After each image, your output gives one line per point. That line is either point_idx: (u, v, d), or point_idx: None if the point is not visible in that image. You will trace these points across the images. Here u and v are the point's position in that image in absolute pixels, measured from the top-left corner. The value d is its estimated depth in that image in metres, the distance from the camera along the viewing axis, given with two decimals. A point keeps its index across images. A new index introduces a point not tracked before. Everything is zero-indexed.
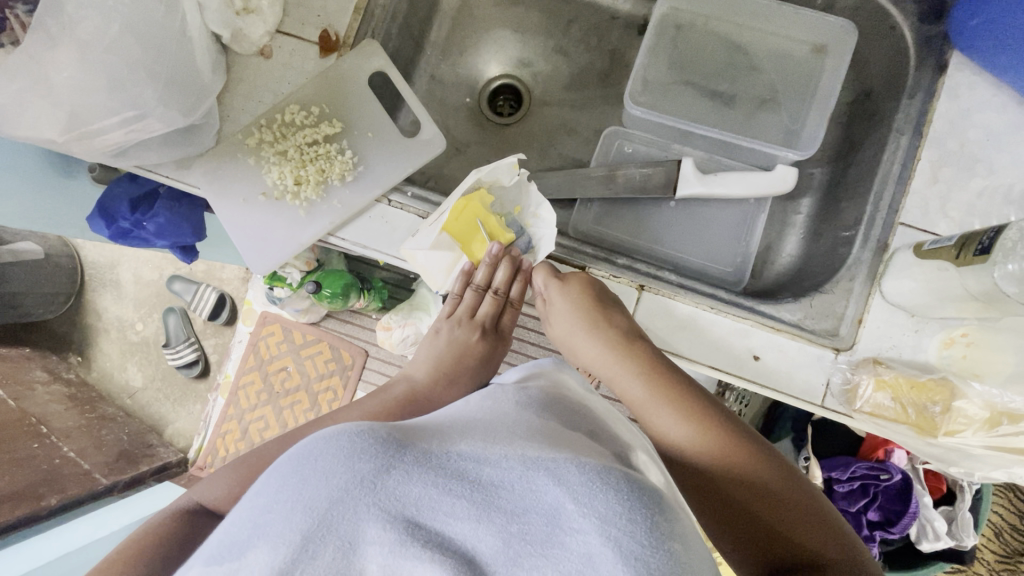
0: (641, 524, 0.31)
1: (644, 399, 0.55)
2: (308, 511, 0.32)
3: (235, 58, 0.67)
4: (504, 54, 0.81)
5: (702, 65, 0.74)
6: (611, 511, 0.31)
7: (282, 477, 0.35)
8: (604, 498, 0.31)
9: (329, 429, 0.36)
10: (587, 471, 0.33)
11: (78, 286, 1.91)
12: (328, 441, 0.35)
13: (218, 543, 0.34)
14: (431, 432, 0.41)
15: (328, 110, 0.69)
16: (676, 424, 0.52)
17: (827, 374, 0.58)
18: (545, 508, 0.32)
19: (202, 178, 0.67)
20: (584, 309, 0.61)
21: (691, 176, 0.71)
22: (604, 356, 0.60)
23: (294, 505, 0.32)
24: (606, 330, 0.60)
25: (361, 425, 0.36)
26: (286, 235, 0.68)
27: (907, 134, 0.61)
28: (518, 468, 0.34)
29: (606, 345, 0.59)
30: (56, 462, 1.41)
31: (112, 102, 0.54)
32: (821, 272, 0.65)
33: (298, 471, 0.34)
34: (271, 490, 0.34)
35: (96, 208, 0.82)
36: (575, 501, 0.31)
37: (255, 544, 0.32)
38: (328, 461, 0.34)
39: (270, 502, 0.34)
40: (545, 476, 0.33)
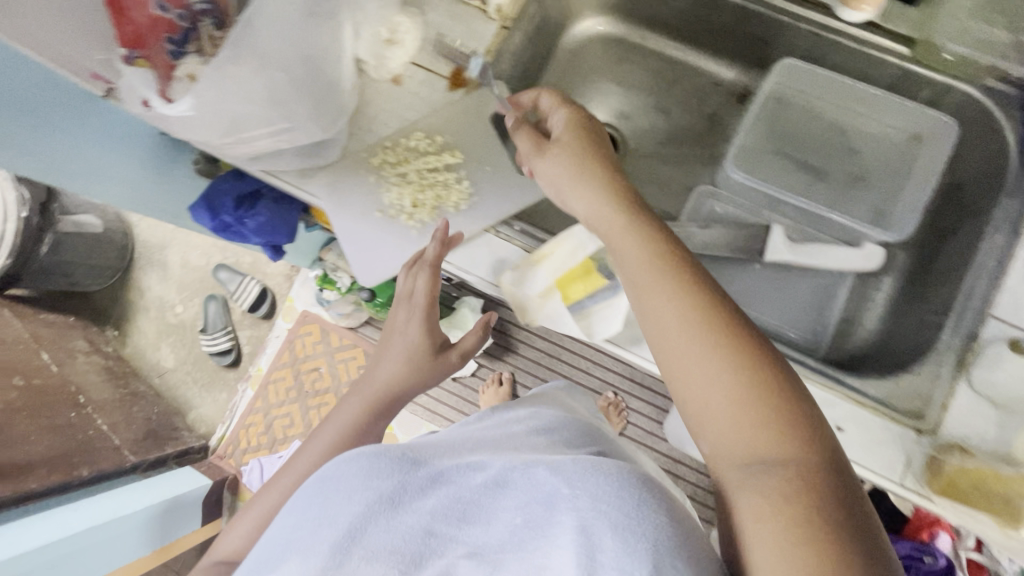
0: (636, 507, 0.39)
1: (687, 346, 0.46)
2: (332, 525, 0.44)
3: (368, 81, 0.71)
4: (606, 104, 0.85)
5: (800, 139, 0.78)
6: (602, 493, 0.40)
7: (307, 498, 0.48)
8: (594, 483, 0.41)
9: (343, 455, 0.49)
10: (580, 465, 0.43)
11: (127, 262, 1.95)
12: (350, 463, 0.48)
13: (260, 552, 0.48)
14: (437, 450, 0.54)
15: (449, 140, 0.71)
16: (716, 390, 0.44)
17: (908, 454, 0.59)
18: (543, 497, 0.43)
19: (322, 189, 0.69)
20: (659, 260, 0.50)
21: (780, 244, 0.74)
22: (674, 317, 0.47)
23: (325, 518, 0.45)
24: (686, 292, 0.48)
25: (376, 448, 0.49)
26: (394, 253, 0.70)
27: (1002, 233, 0.63)
28: (518, 470, 0.46)
29: (679, 302, 0.47)
30: (89, 433, 1.43)
31: (269, 113, 0.59)
32: (905, 352, 0.67)
33: (321, 492, 0.47)
34: (297, 514, 0.47)
35: (200, 199, 0.85)
36: (570, 486, 0.42)
37: (288, 558, 0.43)
38: (351, 482, 0.46)
39: (299, 521, 0.46)
40: (542, 471, 0.44)
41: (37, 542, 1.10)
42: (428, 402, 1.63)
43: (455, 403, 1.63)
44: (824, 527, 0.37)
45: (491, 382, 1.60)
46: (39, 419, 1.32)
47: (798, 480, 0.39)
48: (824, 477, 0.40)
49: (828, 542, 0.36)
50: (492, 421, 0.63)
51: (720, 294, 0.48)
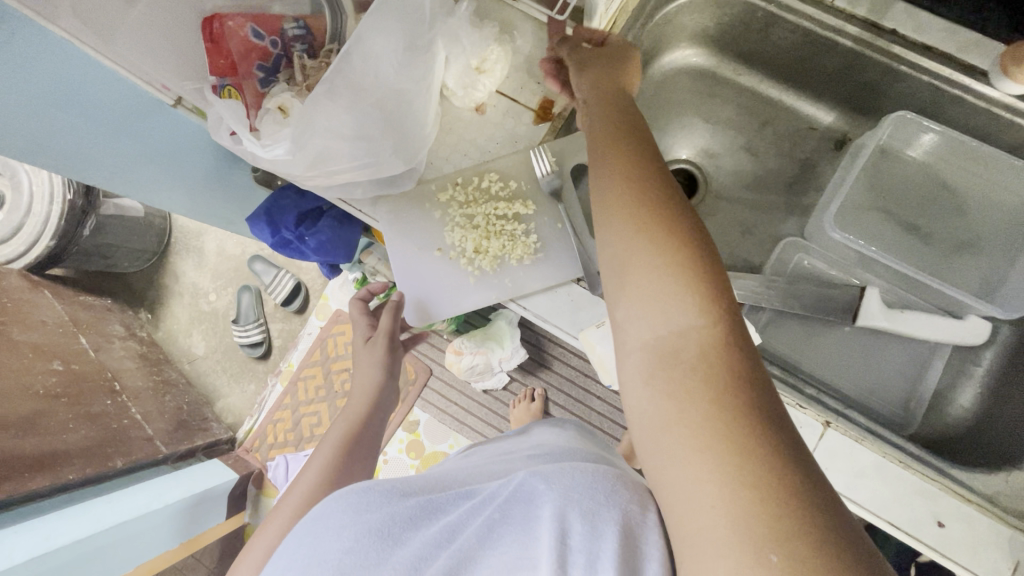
0: (602, 491, 0.37)
1: (627, 227, 0.41)
2: (322, 564, 0.39)
3: (449, 109, 0.67)
4: (690, 140, 0.80)
5: (903, 197, 0.73)
6: (576, 483, 0.37)
7: (301, 540, 0.43)
8: (569, 477, 0.38)
9: (333, 495, 0.45)
10: (557, 466, 0.40)
11: (164, 246, 1.95)
12: (341, 501, 0.44)
13: None
14: (428, 483, 0.48)
15: (523, 186, 0.66)
16: (651, 272, 0.39)
17: (1014, 557, 0.56)
18: (514, 491, 0.39)
19: (386, 216, 0.66)
20: (647, 186, 0.42)
21: (876, 309, 0.69)
22: (649, 259, 0.39)
23: (313, 561, 0.40)
24: (661, 224, 0.40)
25: (368, 483, 0.45)
26: (448, 297, 0.66)
27: None
28: (497, 484, 0.41)
29: (656, 241, 0.39)
30: (124, 423, 1.43)
31: (355, 149, 0.55)
32: (1011, 443, 0.62)
33: (313, 532, 0.43)
34: (290, 553, 0.42)
35: (261, 213, 0.82)
36: (544, 479, 0.38)
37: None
38: (340, 520, 0.42)
39: (289, 561, 0.41)
40: (521, 474, 0.40)
41: (65, 540, 1.07)
42: (457, 411, 1.61)
43: (484, 415, 1.60)
44: (767, 473, 0.30)
45: (523, 398, 1.55)
46: (76, 407, 1.33)
47: (752, 420, 0.33)
48: (749, 413, 0.33)
49: (772, 499, 0.30)
50: (494, 451, 0.62)
51: (684, 203, 0.42)
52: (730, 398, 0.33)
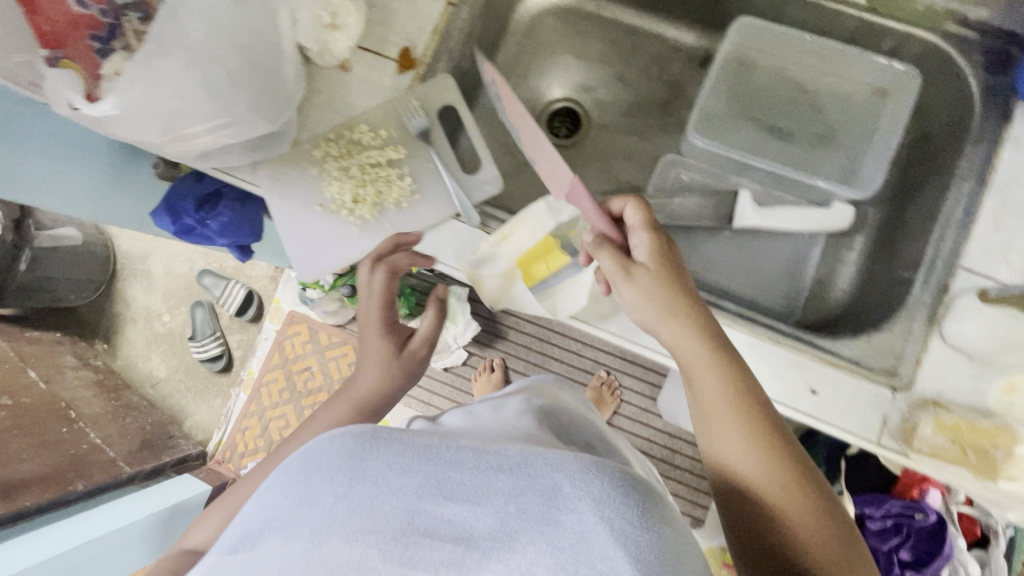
0: (633, 505, 0.32)
1: (698, 358, 0.51)
2: (315, 506, 0.33)
3: (315, 70, 0.69)
4: (567, 78, 0.83)
5: (765, 100, 0.76)
6: (605, 493, 0.32)
7: (284, 476, 0.35)
8: (596, 483, 0.32)
9: (325, 432, 0.36)
10: (581, 460, 0.33)
11: (109, 275, 1.92)
12: (332, 441, 0.35)
13: (230, 534, 0.35)
14: (433, 430, 0.41)
15: (394, 134, 0.68)
16: (717, 398, 0.50)
17: (885, 412, 0.59)
18: (542, 487, 0.32)
19: (266, 180, 0.68)
20: (688, 301, 0.52)
21: (748, 209, 0.73)
22: (704, 364, 0.50)
23: (301, 500, 0.33)
24: (707, 331, 0.51)
25: (363, 424, 0.36)
26: (335, 249, 0.68)
27: (969, 180, 0.62)
28: (518, 455, 0.35)
29: (707, 349, 0.51)
30: (83, 447, 1.42)
31: (208, 109, 0.57)
32: (877, 310, 0.66)
33: (302, 471, 0.34)
34: (278, 488, 0.35)
35: (162, 204, 0.84)
36: (569, 480, 0.32)
37: (266, 537, 0.33)
38: (331, 462, 0.34)
39: (278, 498, 0.34)
40: (541, 460, 0.34)
41: (30, 563, 1.05)
42: (422, 393, 1.55)
43: (448, 392, 1.55)
44: (820, 545, 0.45)
45: (482, 370, 1.52)
46: (29, 436, 1.32)
47: (812, 509, 0.46)
48: (803, 500, 0.46)
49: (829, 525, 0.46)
50: (486, 407, 0.58)
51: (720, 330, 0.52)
52: (798, 488, 0.46)
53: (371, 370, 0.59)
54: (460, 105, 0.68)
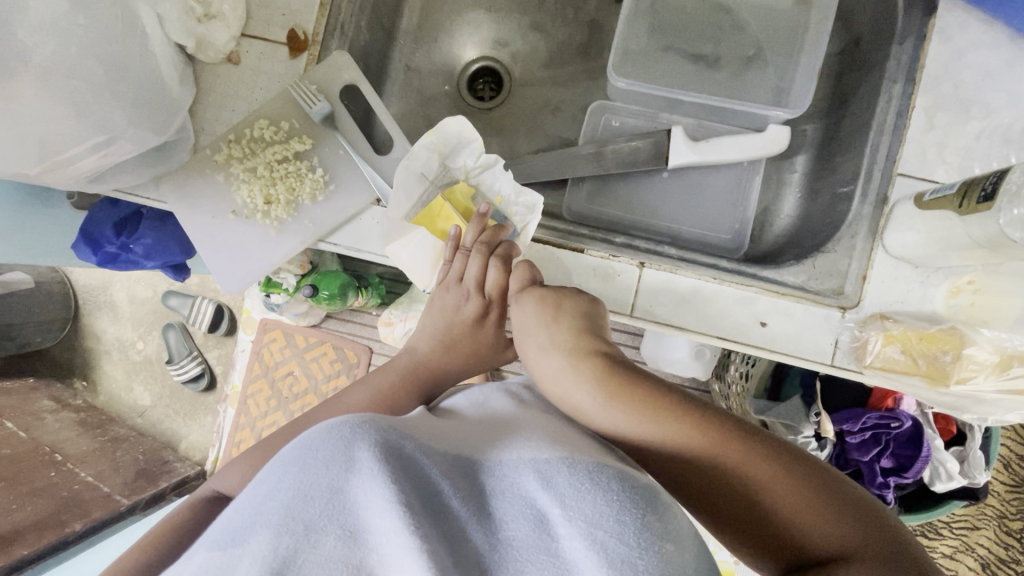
0: (627, 523, 0.33)
1: (559, 370, 0.49)
2: (311, 500, 0.33)
3: (202, 67, 0.64)
4: (479, 36, 0.80)
5: (683, 30, 0.73)
6: (596, 512, 0.34)
7: (286, 465, 0.36)
8: (591, 500, 0.34)
9: (323, 422, 0.37)
10: (576, 473, 0.36)
11: (73, 310, 1.74)
12: (332, 433, 0.36)
13: (224, 522, 0.35)
14: (433, 431, 0.43)
15: (298, 124, 0.65)
16: (587, 396, 0.47)
17: (835, 334, 0.57)
18: (534, 512, 0.35)
19: (170, 194, 0.64)
20: (563, 327, 0.51)
21: (682, 145, 0.69)
22: (585, 390, 0.47)
23: (298, 493, 0.34)
24: (591, 356, 0.49)
25: (363, 416, 0.37)
26: (259, 254, 0.66)
27: (899, 82, 0.60)
28: (513, 477, 0.38)
29: (592, 384, 0.47)
30: (75, 488, 1.35)
31: (79, 128, 0.52)
32: (820, 231, 0.64)
33: (301, 461, 0.35)
34: (274, 479, 0.35)
35: (79, 235, 0.80)
36: (561, 506, 0.35)
37: (259, 530, 0.33)
38: (332, 454, 0.35)
39: (272, 489, 0.35)
40: (536, 480, 0.36)
41: None
42: None
43: None
44: (778, 472, 0.42)
45: None
46: (16, 487, 1.24)
47: (751, 444, 0.43)
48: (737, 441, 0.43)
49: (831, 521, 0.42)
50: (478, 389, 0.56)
51: (586, 314, 0.53)
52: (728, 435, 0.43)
53: (428, 342, 0.63)
54: (361, 82, 0.65)
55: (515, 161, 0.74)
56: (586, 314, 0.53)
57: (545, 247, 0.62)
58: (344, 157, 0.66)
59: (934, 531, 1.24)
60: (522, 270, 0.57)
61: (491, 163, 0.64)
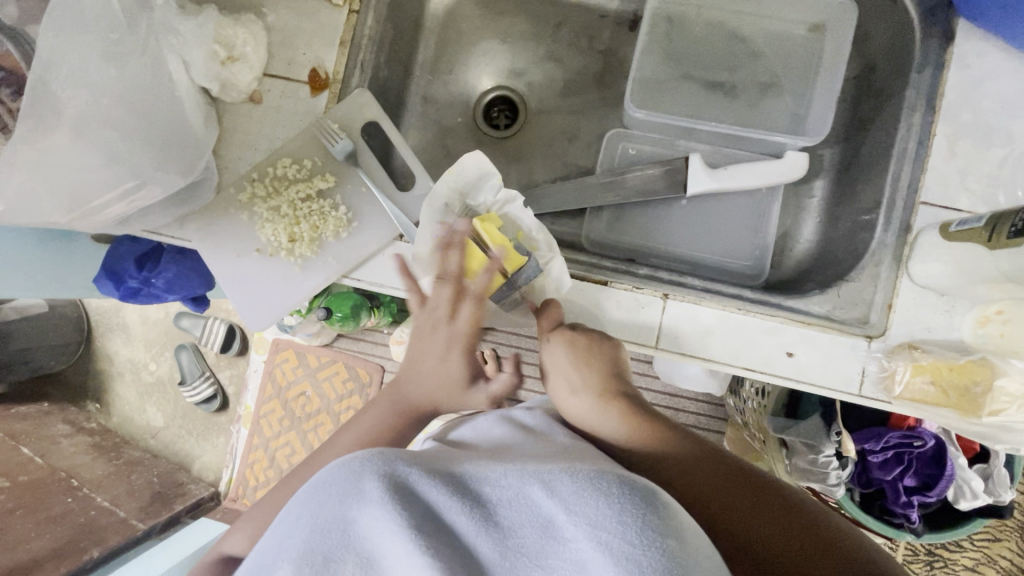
0: (629, 524, 0.32)
1: (591, 410, 0.51)
2: (326, 532, 0.35)
3: (225, 107, 0.64)
4: (494, 65, 0.81)
5: (699, 58, 0.73)
6: (598, 515, 0.32)
7: (303, 502, 0.37)
8: (592, 504, 0.33)
9: (337, 458, 0.38)
10: (577, 480, 0.35)
11: (87, 333, 1.74)
12: (341, 468, 0.37)
13: (258, 559, 0.38)
14: (443, 454, 0.43)
15: (320, 162, 0.65)
16: (622, 432, 0.50)
17: (862, 364, 0.57)
18: (537, 518, 0.34)
19: (197, 234, 0.64)
20: (590, 368, 0.54)
21: (700, 172, 0.69)
22: (617, 427, 0.50)
23: (315, 527, 0.35)
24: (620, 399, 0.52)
25: (371, 449, 0.38)
26: (282, 292, 0.66)
27: (919, 109, 0.60)
28: (518, 480, 0.35)
29: (622, 422, 0.50)
30: (92, 514, 1.35)
31: (109, 175, 0.52)
32: (842, 259, 0.64)
33: (316, 496, 0.37)
34: (295, 516, 0.37)
35: (101, 269, 0.81)
36: (566, 513, 0.33)
37: (283, 565, 0.35)
38: (341, 486, 0.36)
39: (293, 526, 0.37)
40: (538, 488, 0.35)
41: None
42: None
43: None
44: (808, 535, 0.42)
45: None
46: (34, 514, 1.25)
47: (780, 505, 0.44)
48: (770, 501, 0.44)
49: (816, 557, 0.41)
50: (486, 414, 0.56)
51: (616, 359, 0.56)
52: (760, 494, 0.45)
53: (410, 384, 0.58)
54: (381, 119, 0.65)
55: (533, 190, 0.75)
56: (617, 361, 0.56)
57: (574, 279, 0.62)
58: (368, 196, 0.66)
59: (955, 545, 1.23)
60: (552, 307, 0.60)
61: (508, 196, 0.64)
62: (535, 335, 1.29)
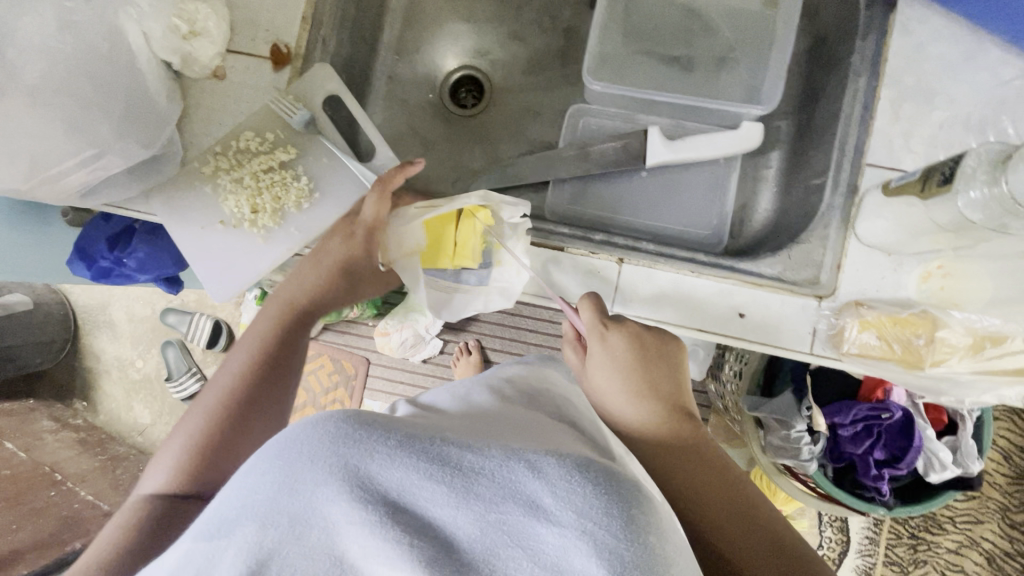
0: (617, 516, 0.27)
1: (650, 411, 0.50)
2: (294, 492, 0.27)
3: (189, 83, 0.66)
4: (459, 46, 0.82)
5: (657, 34, 0.75)
6: (589, 504, 0.27)
7: (269, 455, 0.29)
8: (581, 493, 0.27)
9: (309, 413, 0.31)
10: (566, 463, 0.29)
11: (73, 330, 1.71)
12: (316, 425, 0.29)
13: (206, 518, 0.29)
14: (415, 421, 0.36)
15: (282, 135, 0.67)
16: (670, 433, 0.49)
17: (812, 322, 0.58)
18: (522, 499, 0.27)
19: (161, 208, 0.65)
20: (650, 369, 0.53)
21: (658, 145, 0.70)
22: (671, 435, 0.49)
23: (279, 485, 0.28)
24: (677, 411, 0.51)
25: (347, 407, 0.31)
26: (245, 264, 0.67)
27: (864, 75, 0.61)
28: (500, 458, 0.29)
29: (671, 428, 0.50)
30: (76, 506, 1.35)
31: (69, 143, 0.54)
32: (794, 224, 0.66)
33: (283, 451, 0.29)
34: (256, 469, 0.29)
35: (74, 250, 0.82)
36: (551, 496, 0.27)
37: (242, 522, 0.27)
38: (312, 445, 0.28)
39: (258, 480, 0.28)
40: (523, 468, 0.28)
41: None
42: (408, 389, 1.35)
43: (432, 384, 1.34)
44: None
45: (460, 353, 1.30)
46: (16, 507, 1.25)
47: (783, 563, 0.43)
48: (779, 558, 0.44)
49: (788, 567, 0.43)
50: (467, 383, 0.49)
51: (677, 370, 0.54)
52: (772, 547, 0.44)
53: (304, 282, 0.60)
54: (342, 93, 0.67)
55: (498, 165, 0.76)
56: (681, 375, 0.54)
57: (538, 247, 0.63)
58: (331, 170, 0.68)
59: (938, 526, 1.22)
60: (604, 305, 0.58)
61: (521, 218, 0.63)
62: (517, 321, 1.29)
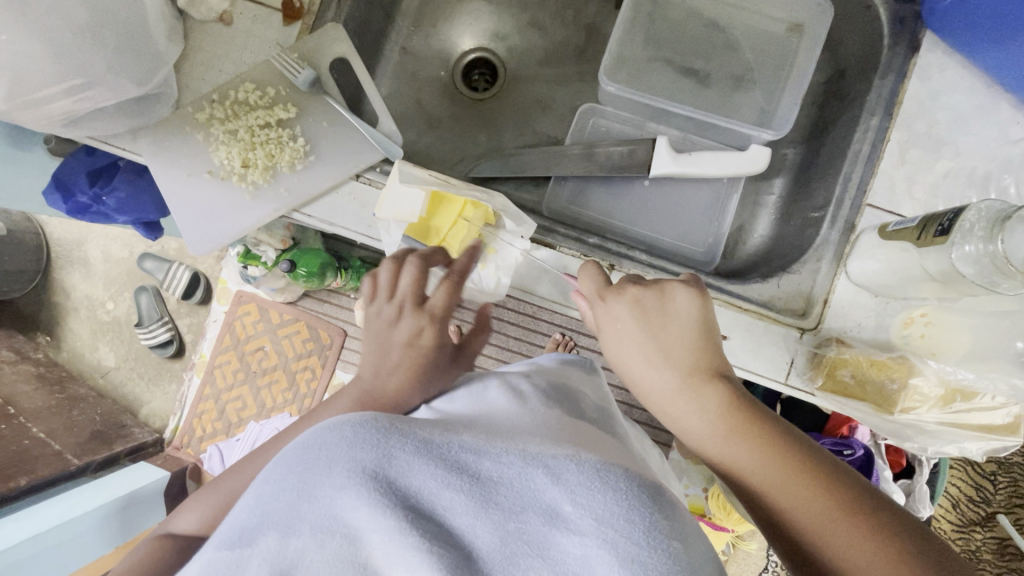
0: (638, 523, 0.28)
1: (672, 387, 0.47)
2: (315, 500, 0.29)
3: (193, 25, 0.63)
4: (478, 26, 0.80)
5: (678, 43, 0.74)
6: (609, 510, 0.28)
7: (289, 464, 0.32)
8: (600, 499, 0.29)
9: (326, 419, 0.33)
10: (586, 469, 0.30)
11: (45, 262, 1.65)
12: (333, 431, 0.32)
13: (228, 528, 0.31)
14: (433, 422, 0.37)
15: (283, 92, 0.65)
16: (693, 411, 0.46)
17: (791, 353, 0.58)
18: (540, 507, 0.29)
19: (148, 149, 0.62)
20: (662, 329, 0.49)
21: (665, 156, 0.69)
22: (703, 411, 0.45)
23: (301, 492, 0.30)
24: (704, 375, 0.47)
25: (365, 414, 0.33)
26: (229, 219, 0.65)
27: (877, 115, 0.61)
28: (518, 464, 0.31)
29: (700, 399, 0.46)
30: (25, 444, 1.25)
31: (57, 70, 0.50)
32: (788, 253, 0.66)
33: (303, 460, 0.31)
34: (277, 478, 0.31)
35: (51, 180, 0.78)
36: (572, 502, 0.29)
37: (264, 532, 0.29)
38: (331, 451, 0.31)
39: (274, 490, 0.31)
40: (543, 475, 0.30)
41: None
42: None
43: None
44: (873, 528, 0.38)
45: None
46: None
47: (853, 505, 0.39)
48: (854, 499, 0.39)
49: (895, 533, 0.38)
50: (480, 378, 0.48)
51: (697, 322, 0.49)
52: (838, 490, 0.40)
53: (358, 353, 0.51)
54: (352, 56, 0.65)
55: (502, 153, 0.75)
56: (708, 328, 0.49)
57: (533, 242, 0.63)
58: (330, 136, 0.66)
59: None
60: (594, 270, 0.54)
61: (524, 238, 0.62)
62: None
